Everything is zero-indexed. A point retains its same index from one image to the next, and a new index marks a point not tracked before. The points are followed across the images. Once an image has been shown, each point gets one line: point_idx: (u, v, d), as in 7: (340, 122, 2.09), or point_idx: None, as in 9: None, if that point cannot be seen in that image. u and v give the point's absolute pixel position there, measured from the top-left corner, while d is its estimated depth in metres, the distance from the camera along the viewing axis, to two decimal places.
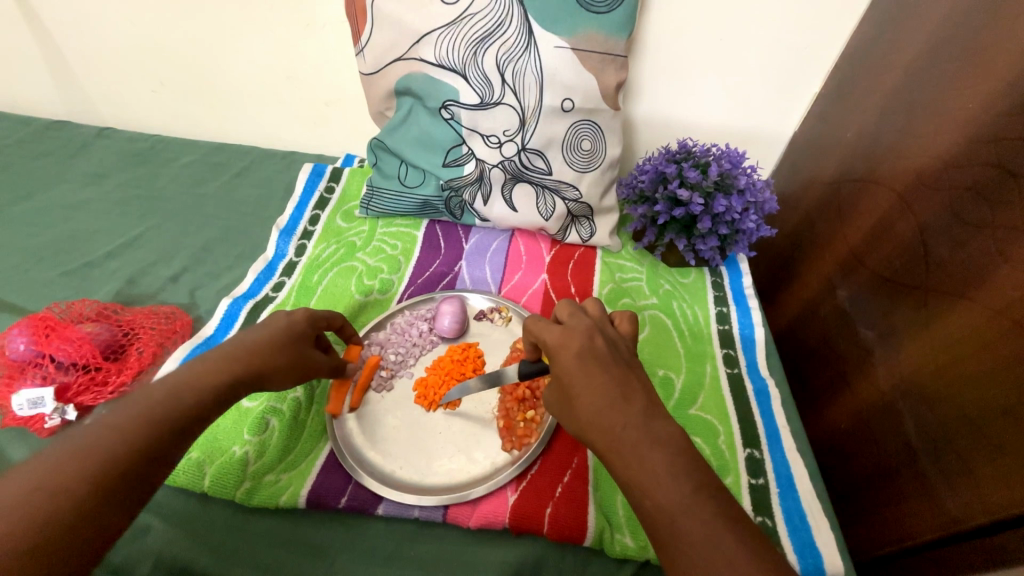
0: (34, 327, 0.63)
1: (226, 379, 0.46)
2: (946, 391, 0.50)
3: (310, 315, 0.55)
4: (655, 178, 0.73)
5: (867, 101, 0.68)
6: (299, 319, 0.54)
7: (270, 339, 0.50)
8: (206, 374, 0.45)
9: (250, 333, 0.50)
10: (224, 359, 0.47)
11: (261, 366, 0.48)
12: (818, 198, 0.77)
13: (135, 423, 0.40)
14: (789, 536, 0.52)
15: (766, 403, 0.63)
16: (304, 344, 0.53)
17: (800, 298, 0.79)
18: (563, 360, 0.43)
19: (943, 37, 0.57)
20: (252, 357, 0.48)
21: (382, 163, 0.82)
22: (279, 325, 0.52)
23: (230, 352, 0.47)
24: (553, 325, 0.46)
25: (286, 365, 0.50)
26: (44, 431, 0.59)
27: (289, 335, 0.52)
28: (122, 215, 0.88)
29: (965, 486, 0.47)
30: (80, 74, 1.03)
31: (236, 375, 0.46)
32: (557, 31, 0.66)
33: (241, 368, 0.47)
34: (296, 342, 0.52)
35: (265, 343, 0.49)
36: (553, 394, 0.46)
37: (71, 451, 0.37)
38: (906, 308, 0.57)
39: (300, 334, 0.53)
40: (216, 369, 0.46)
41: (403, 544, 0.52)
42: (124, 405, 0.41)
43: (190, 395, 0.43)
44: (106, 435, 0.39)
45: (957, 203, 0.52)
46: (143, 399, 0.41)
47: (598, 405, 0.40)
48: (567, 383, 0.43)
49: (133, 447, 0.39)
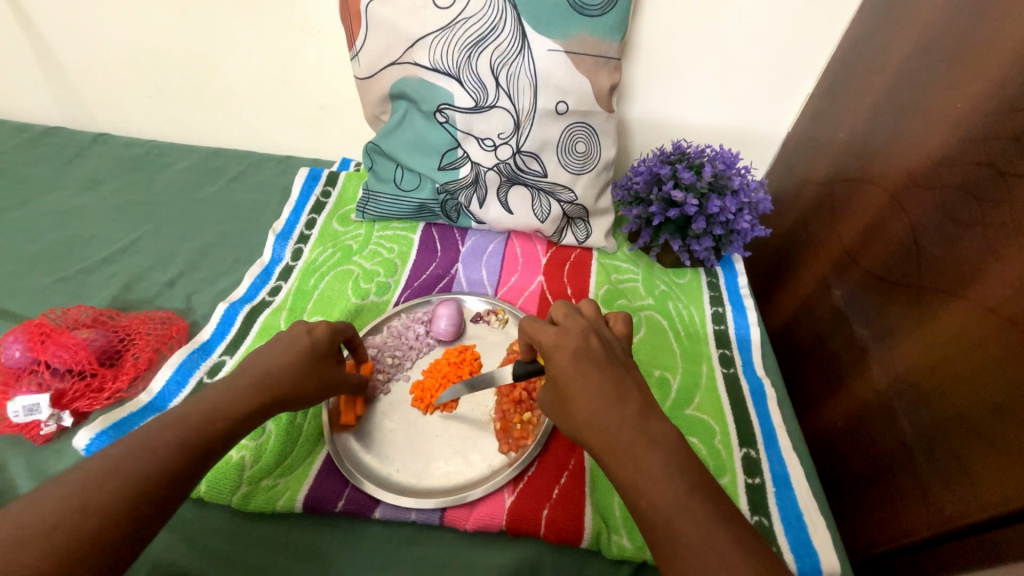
0: (30, 334, 0.63)
1: (257, 404, 0.46)
2: (941, 389, 0.50)
3: (331, 331, 0.54)
4: (650, 179, 0.73)
5: (859, 101, 0.68)
6: (321, 336, 0.53)
7: (297, 364, 0.50)
8: (238, 397, 0.45)
9: (275, 352, 0.50)
10: (257, 388, 0.46)
11: (287, 395, 0.48)
12: (813, 197, 0.77)
13: (161, 444, 0.40)
14: (785, 536, 0.52)
15: (762, 402, 0.64)
16: (327, 364, 0.53)
17: (796, 297, 0.79)
18: (558, 360, 0.43)
19: (934, 36, 0.57)
20: (281, 385, 0.48)
21: (378, 167, 0.82)
22: (303, 346, 0.51)
23: (262, 377, 0.47)
24: (548, 326, 0.46)
25: (312, 389, 0.50)
26: (39, 438, 0.58)
27: (311, 359, 0.51)
28: (118, 221, 0.88)
29: (960, 483, 0.47)
30: (76, 80, 1.03)
31: (265, 403, 0.47)
32: (550, 35, 0.66)
33: (270, 396, 0.47)
34: (320, 363, 0.52)
35: (294, 370, 0.49)
36: (547, 394, 0.45)
37: (94, 471, 0.37)
38: (899, 307, 0.58)
39: (322, 353, 0.53)
40: (245, 396, 0.45)
41: (400, 548, 0.52)
42: (162, 428, 0.41)
43: (218, 421, 0.43)
44: (130, 454, 0.39)
45: (948, 203, 0.53)
46: (178, 423, 0.42)
47: (594, 403, 0.41)
48: (562, 382, 0.43)
49: (149, 463, 0.39)
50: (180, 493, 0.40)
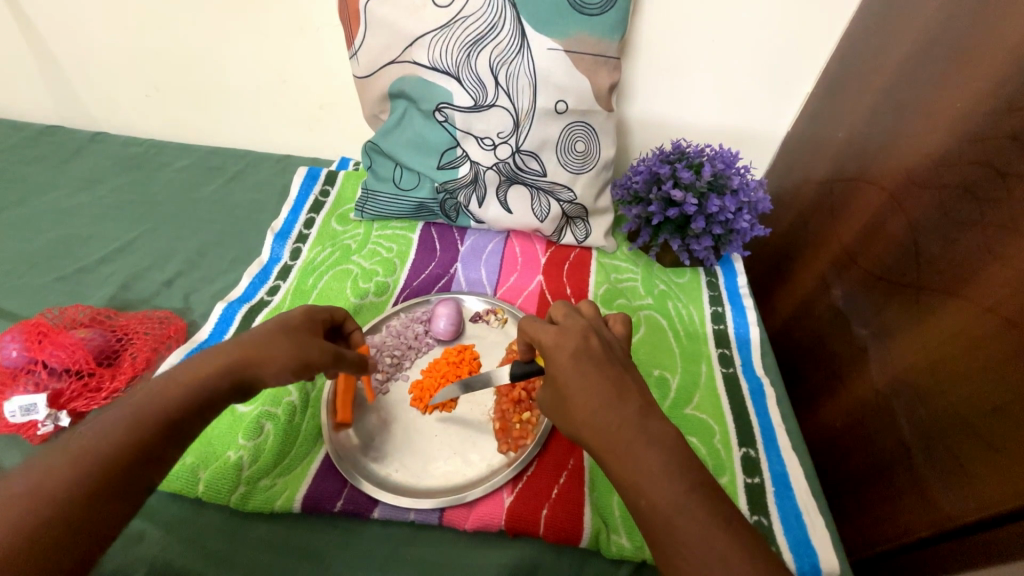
0: (27, 333, 0.62)
1: (212, 368, 0.42)
2: (939, 388, 0.51)
3: (306, 309, 0.52)
4: (649, 178, 0.73)
5: (857, 102, 0.68)
6: (295, 313, 0.50)
7: (261, 331, 0.46)
8: (198, 370, 0.42)
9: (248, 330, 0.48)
10: (217, 356, 0.43)
11: (250, 361, 0.43)
12: (812, 197, 0.77)
13: (134, 430, 0.38)
14: (784, 535, 0.51)
15: (761, 402, 0.64)
16: (301, 333, 0.48)
17: (795, 297, 0.79)
18: (559, 361, 0.43)
19: (932, 37, 0.57)
20: (239, 349, 0.44)
21: (377, 166, 0.82)
22: (273, 321, 0.48)
23: (223, 345, 0.44)
24: (548, 326, 0.46)
25: (279, 352, 0.44)
26: (37, 438, 0.58)
27: (279, 326, 0.47)
28: (116, 220, 0.88)
29: (958, 482, 0.47)
30: (74, 78, 1.02)
31: (226, 372, 0.43)
32: (549, 34, 0.66)
33: (226, 358, 0.43)
34: (289, 330, 0.47)
35: (257, 336, 0.45)
36: (547, 393, 0.45)
37: (65, 461, 0.36)
38: (898, 307, 0.58)
39: (296, 324, 0.49)
40: (200, 362, 0.43)
41: (398, 547, 0.52)
42: (118, 406, 0.40)
43: (178, 394, 0.40)
44: (101, 443, 0.37)
45: (946, 202, 0.53)
46: (130, 399, 0.40)
47: (593, 403, 0.41)
48: (562, 380, 0.42)
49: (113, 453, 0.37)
50: None
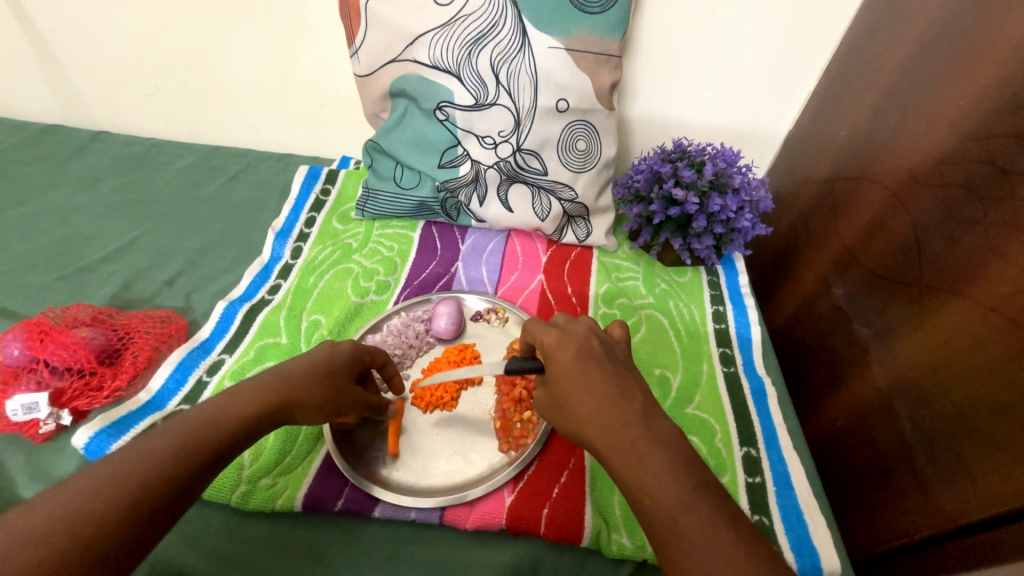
0: (29, 332, 0.62)
1: (259, 407, 0.44)
2: (942, 387, 0.50)
3: (354, 348, 0.53)
4: (650, 177, 0.73)
5: (860, 99, 0.68)
6: (343, 351, 0.51)
7: (312, 374, 0.48)
8: (248, 400, 0.44)
9: (295, 360, 0.49)
10: (268, 390, 0.45)
11: (297, 403, 0.46)
12: (814, 196, 0.77)
13: (178, 457, 0.39)
14: (786, 534, 0.51)
15: (762, 401, 0.63)
16: (345, 382, 0.50)
17: (796, 296, 0.79)
18: (561, 360, 0.43)
19: (934, 35, 0.57)
20: (288, 387, 0.46)
21: (378, 165, 0.82)
22: (323, 358, 0.50)
23: (273, 381, 0.46)
24: (550, 327, 0.46)
25: (322, 399, 0.48)
26: (38, 437, 0.58)
27: (328, 371, 0.49)
28: (118, 219, 0.88)
29: (960, 481, 0.47)
30: (76, 79, 1.03)
31: (272, 408, 0.45)
32: (550, 33, 0.66)
33: (274, 400, 0.45)
34: (335, 379, 0.50)
35: (307, 378, 0.48)
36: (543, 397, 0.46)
37: (104, 482, 0.36)
38: (901, 306, 0.57)
39: (342, 370, 0.50)
40: (254, 397, 0.45)
41: (399, 547, 0.52)
42: (163, 432, 0.40)
43: (230, 424, 0.42)
44: (145, 467, 0.38)
45: (950, 201, 0.52)
46: (178, 426, 0.41)
47: (594, 403, 0.41)
48: (560, 384, 0.43)
49: (152, 474, 0.37)
50: (184, 500, 0.38)
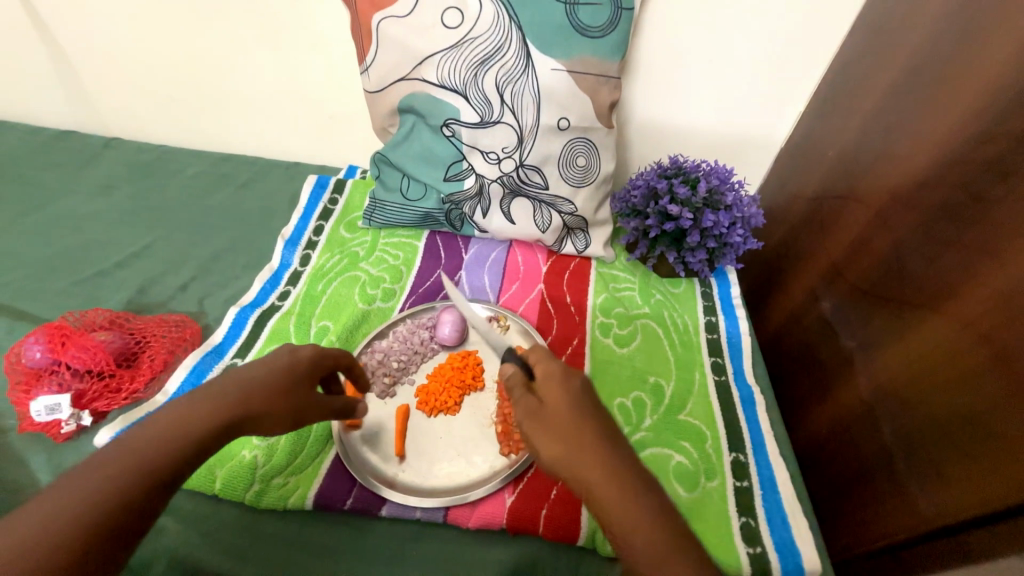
0: (50, 335, 0.64)
1: (218, 421, 0.43)
2: (919, 398, 0.54)
3: (316, 352, 0.52)
4: (647, 193, 0.76)
5: (846, 122, 0.72)
6: (304, 357, 0.51)
7: (272, 381, 0.47)
8: (203, 409, 0.43)
9: (253, 368, 0.48)
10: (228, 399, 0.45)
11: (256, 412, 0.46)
12: (803, 212, 0.80)
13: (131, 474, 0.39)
14: (771, 536, 0.54)
15: (751, 409, 0.66)
16: (306, 387, 0.50)
17: (785, 308, 0.82)
18: (564, 394, 0.43)
19: (914, 67, 0.61)
20: (245, 398, 0.45)
21: (385, 177, 0.85)
22: (283, 362, 0.49)
23: (232, 392, 0.45)
24: (552, 360, 0.46)
25: (282, 408, 0.47)
26: (60, 437, 0.61)
27: (289, 378, 0.48)
28: (131, 226, 0.91)
29: (934, 486, 0.50)
30: (91, 87, 1.05)
31: (231, 418, 0.44)
32: (554, 55, 0.69)
33: (231, 413, 0.44)
34: (297, 385, 0.49)
35: (268, 386, 0.47)
36: (526, 416, 0.43)
37: (69, 504, 0.37)
38: (882, 320, 0.61)
39: (303, 375, 0.50)
40: (210, 411, 0.43)
41: (405, 545, 0.55)
42: (122, 451, 0.40)
43: (187, 436, 0.42)
44: (101, 487, 0.38)
45: (927, 223, 0.56)
46: (133, 445, 0.40)
47: (597, 436, 0.41)
48: (556, 412, 0.42)
49: (110, 495, 0.38)
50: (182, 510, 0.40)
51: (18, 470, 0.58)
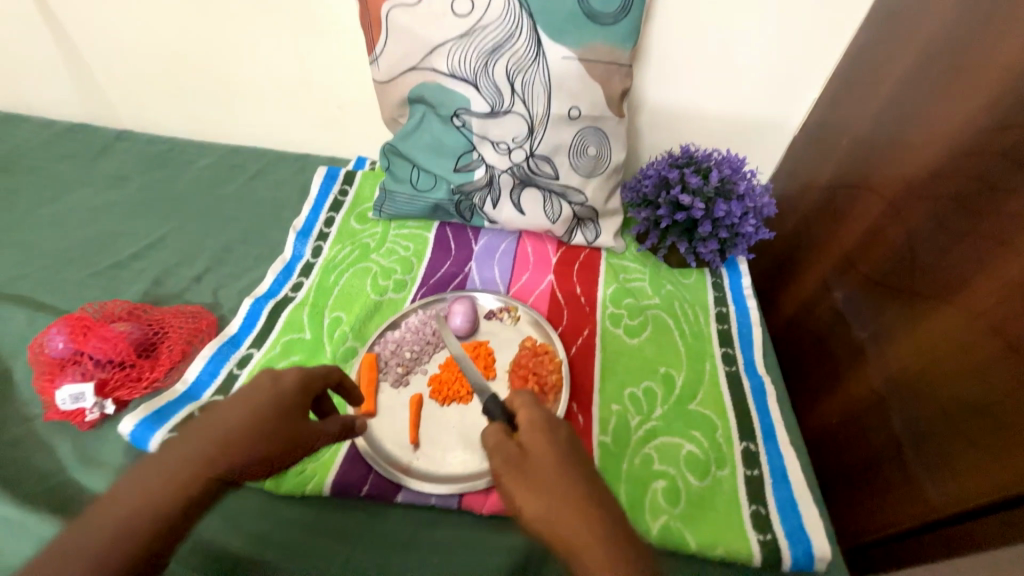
0: (72, 326, 0.66)
1: (201, 463, 0.45)
2: (931, 388, 0.54)
3: (300, 377, 0.51)
4: (658, 183, 0.76)
5: (861, 109, 0.70)
6: (286, 384, 0.50)
7: (255, 416, 0.48)
8: (186, 451, 0.45)
9: (234, 405, 0.48)
10: (215, 440, 0.46)
11: (240, 454, 0.46)
12: (815, 201, 0.79)
13: (139, 518, 0.42)
14: (781, 524, 0.55)
15: (762, 399, 0.67)
16: (290, 417, 0.49)
17: (797, 298, 0.82)
18: (543, 442, 0.45)
19: (932, 52, 0.59)
20: (226, 437, 0.46)
21: (395, 168, 0.85)
22: (266, 394, 0.49)
23: (213, 433, 0.46)
24: (534, 407, 0.49)
25: (265, 441, 0.47)
26: (85, 425, 0.62)
27: (270, 410, 0.48)
28: (144, 218, 0.92)
29: (944, 476, 0.51)
30: (102, 78, 1.06)
31: (216, 462, 0.45)
32: (565, 43, 0.68)
33: (214, 454, 0.46)
34: (280, 416, 0.49)
35: (248, 422, 0.47)
36: (505, 461, 0.44)
37: (67, 550, 0.41)
38: (895, 310, 0.60)
39: (286, 404, 0.49)
40: (193, 454, 0.45)
41: (420, 530, 0.56)
42: (118, 498, 0.44)
43: (177, 480, 0.44)
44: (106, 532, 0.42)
45: (941, 212, 0.55)
46: (127, 492, 0.44)
47: (576, 480, 0.42)
48: (533, 458, 0.44)
49: (109, 540, 0.41)
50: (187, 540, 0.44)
51: (44, 457, 0.60)
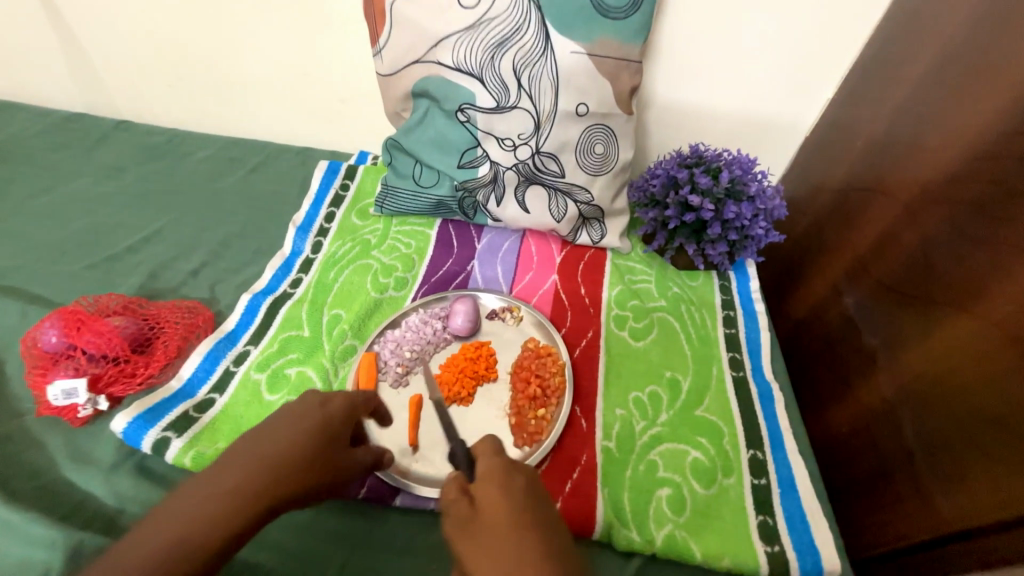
0: (65, 320, 0.64)
1: (251, 494, 0.42)
2: (947, 399, 0.52)
3: (347, 403, 0.50)
4: (667, 182, 0.74)
5: (876, 111, 0.69)
6: (336, 410, 0.49)
7: (306, 443, 0.46)
8: (239, 476, 0.42)
9: (284, 429, 0.46)
10: (263, 466, 0.43)
11: (287, 484, 0.43)
12: (827, 204, 0.77)
13: (187, 545, 0.39)
14: (789, 536, 0.53)
15: (770, 406, 0.65)
16: (339, 445, 0.48)
17: (806, 302, 0.80)
18: (490, 499, 0.38)
19: (951, 52, 0.58)
20: (276, 464, 0.44)
21: (397, 163, 0.84)
22: (316, 420, 0.47)
23: (266, 458, 0.44)
24: (493, 455, 0.42)
25: (314, 470, 0.45)
26: (77, 421, 0.61)
27: (320, 436, 0.47)
28: (141, 210, 0.90)
29: (957, 489, 0.49)
30: (100, 68, 1.04)
31: (269, 491, 0.42)
32: (574, 38, 0.67)
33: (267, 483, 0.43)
34: (329, 444, 0.47)
35: (302, 447, 0.45)
36: (454, 523, 0.38)
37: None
38: (908, 317, 0.59)
39: (335, 431, 0.48)
40: (245, 481, 0.42)
41: (418, 536, 0.55)
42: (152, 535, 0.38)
43: (225, 505, 0.41)
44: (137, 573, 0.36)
45: (957, 218, 0.54)
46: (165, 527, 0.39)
47: (533, 552, 0.34)
48: (478, 521, 0.37)
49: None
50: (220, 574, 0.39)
51: (34, 453, 0.59)
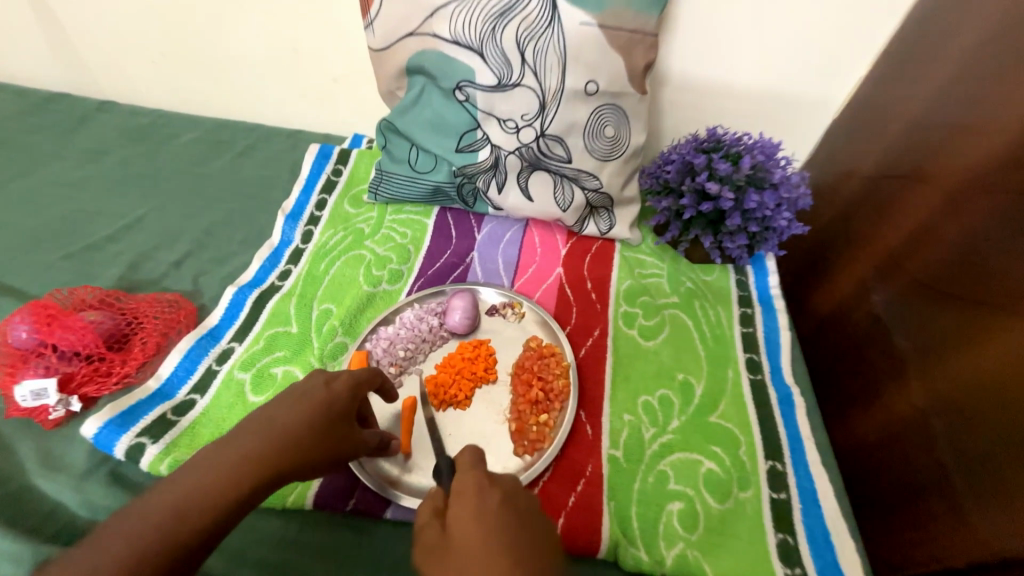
0: (36, 315, 0.61)
1: (250, 474, 0.39)
2: (993, 414, 0.47)
3: (354, 382, 0.46)
4: (682, 168, 0.68)
5: (916, 92, 0.62)
6: (341, 389, 0.45)
7: (310, 422, 0.42)
8: (235, 455, 0.39)
9: (287, 407, 0.42)
10: (262, 445, 0.40)
11: (290, 464, 0.40)
12: (856, 193, 0.71)
13: (180, 524, 0.36)
14: (811, 557, 0.49)
15: (790, 412, 0.60)
16: (346, 426, 0.44)
17: (830, 300, 0.75)
18: (464, 518, 0.34)
19: (1009, 24, 0.51)
20: (278, 444, 0.40)
21: (392, 146, 0.78)
22: (321, 398, 0.43)
23: (267, 436, 0.40)
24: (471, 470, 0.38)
25: (318, 452, 0.42)
26: (49, 422, 0.58)
27: (325, 415, 0.43)
28: (123, 196, 0.85)
29: (1001, 512, 0.45)
30: (78, 44, 0.98)
31: (268, 472, 0.39)
32: (584, 7, 0.60)
33: (268, 464, 0.39)
34: (335, 424, 0.44)
35: (304, 426, 0.42)
36: (423, 552, 0.34)
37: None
38: (948, 321, 0.53)
39: (341, 411, 0.44)
40: (244, 461, 0.39)
41: (410, 551, 0.51)
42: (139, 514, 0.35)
43: (223, 486, 0.38)
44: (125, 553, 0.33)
45: (1011, 211, 0.48)
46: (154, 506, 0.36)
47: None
48: (448, 542, 0.33)
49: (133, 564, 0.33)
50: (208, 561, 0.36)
51: (5, 457, 0.55)
